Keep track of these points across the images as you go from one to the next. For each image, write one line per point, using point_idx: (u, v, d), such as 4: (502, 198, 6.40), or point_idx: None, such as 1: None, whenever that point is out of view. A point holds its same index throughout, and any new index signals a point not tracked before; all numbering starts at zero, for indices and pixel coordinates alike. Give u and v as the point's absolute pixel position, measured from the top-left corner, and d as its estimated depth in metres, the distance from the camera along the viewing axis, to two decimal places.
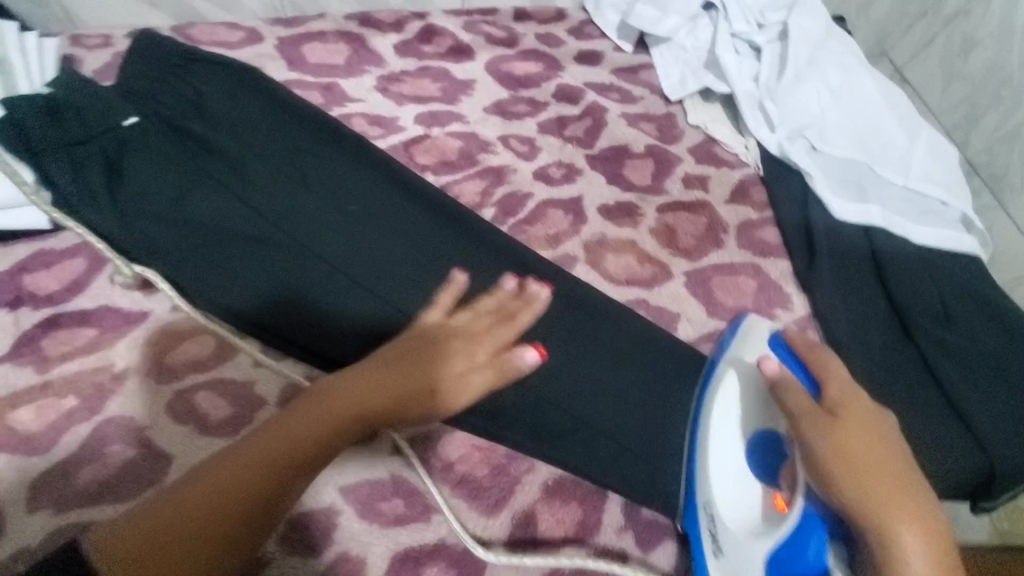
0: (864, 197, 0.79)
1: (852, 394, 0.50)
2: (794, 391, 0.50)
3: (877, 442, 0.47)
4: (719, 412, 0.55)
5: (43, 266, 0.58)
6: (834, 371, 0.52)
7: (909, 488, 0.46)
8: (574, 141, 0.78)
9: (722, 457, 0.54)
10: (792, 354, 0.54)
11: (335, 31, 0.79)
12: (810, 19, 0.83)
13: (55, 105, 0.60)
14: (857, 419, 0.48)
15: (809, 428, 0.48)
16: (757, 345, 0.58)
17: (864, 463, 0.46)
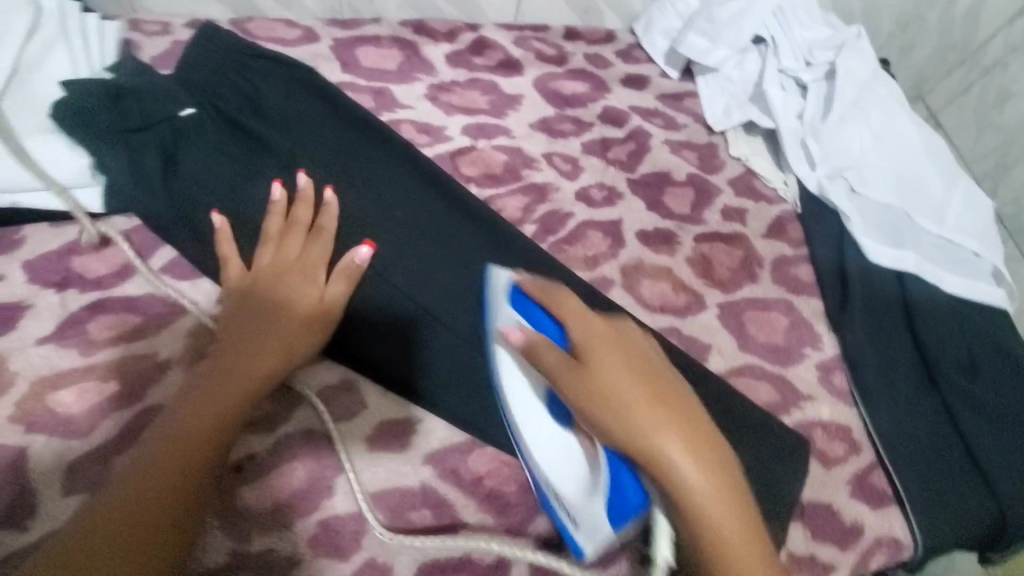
0: (898, 242, 0.78)
1: (580, 334, 0.43)
2: (547, 351, 0.43)
3: (625, 367, 0.41)
4: (506, 380, 0.51)
5: (92, 249, 0.58)
6: (571, 307, 0.45)
7: (669, 417, 0.39)
8: (616, 164, 0.79)
9: (525, 418, 0.51)
10: (538, 306, 0.47)
11: (390, 36, 0.80)
12: (859, 62, 0.83)
13: (117, 92, 0.60)
14: (609, 363, 0.41)
15: (566, 386, 0.42)
16: (495, 298, 0.52)
17: (625, 413, 0.39)
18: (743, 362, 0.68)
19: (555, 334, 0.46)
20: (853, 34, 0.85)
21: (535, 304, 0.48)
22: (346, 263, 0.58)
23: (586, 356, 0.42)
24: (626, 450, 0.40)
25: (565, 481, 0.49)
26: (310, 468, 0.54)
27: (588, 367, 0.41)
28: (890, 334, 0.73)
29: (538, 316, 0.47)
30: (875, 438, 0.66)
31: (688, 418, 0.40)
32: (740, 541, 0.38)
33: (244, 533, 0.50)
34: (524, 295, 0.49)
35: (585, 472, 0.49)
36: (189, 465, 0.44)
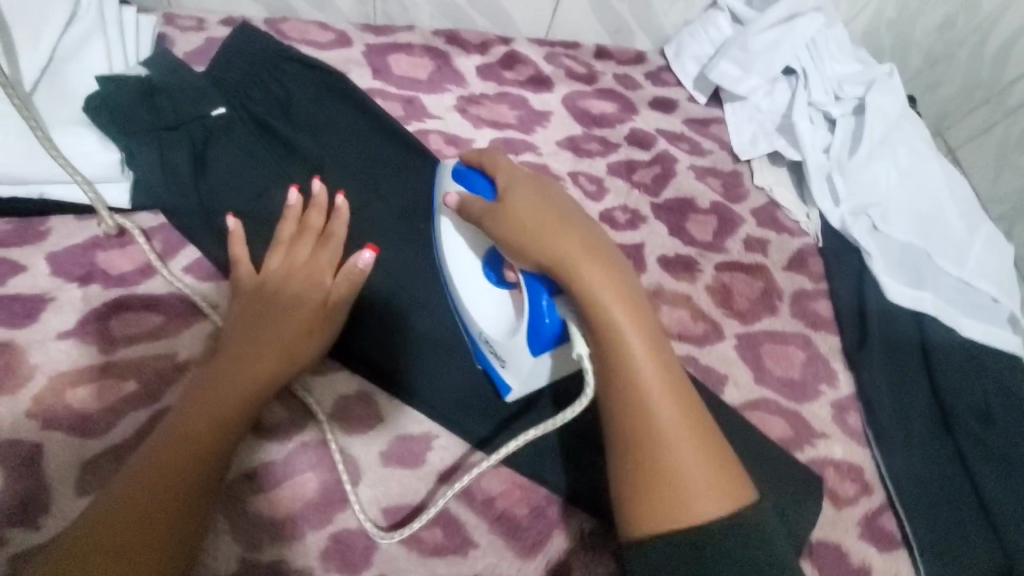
0: (920, 282, 0.78)
1: (508, 183, 0.49)
2: (475, 204, 0.50)
3: (544, 204, 0.47)
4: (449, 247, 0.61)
5: (117, 245, 0.58)
6: (502, 168, 0.52)
7: (578, 239, 0.44)
8: (641, 187, 0.78)
9: (460, 270, 0.60)
10: (479, 172, 0.54)
11: (422, 45, 0.80)
12: (889, 99, 0.83)
13: (151, 87, 0.59)
14: (522, 199, 0.47)
15: (490, 220, 0.48)
16: (444, 178, 0.60)
17: (534, 232, 0.45)
18: (759, 395, 0.68)
19: (488, 189, 0.52)
20: (884, 72, 0.85)
21: (477, 172, 0.54)
22: (348, 265, 0.56)
23: (506, 198, 0.48)
24: (535, 263, 0.45)
25: (492, 324, 0.56)
26: (322, 480, 0.53)
27: (505, 205, 0.47)
28: (905, 376, 0.73)
29: (475, 180, 0.53)
30: (886, 479, 0.66)
31: (596, 242, 0.44)
32: (642, 349, 0.41)
33: (253, 543, 0.49)
34: (467, 168, 0.55)
35: (509, 313, 0.56)
36: (183, 462, 0.45)
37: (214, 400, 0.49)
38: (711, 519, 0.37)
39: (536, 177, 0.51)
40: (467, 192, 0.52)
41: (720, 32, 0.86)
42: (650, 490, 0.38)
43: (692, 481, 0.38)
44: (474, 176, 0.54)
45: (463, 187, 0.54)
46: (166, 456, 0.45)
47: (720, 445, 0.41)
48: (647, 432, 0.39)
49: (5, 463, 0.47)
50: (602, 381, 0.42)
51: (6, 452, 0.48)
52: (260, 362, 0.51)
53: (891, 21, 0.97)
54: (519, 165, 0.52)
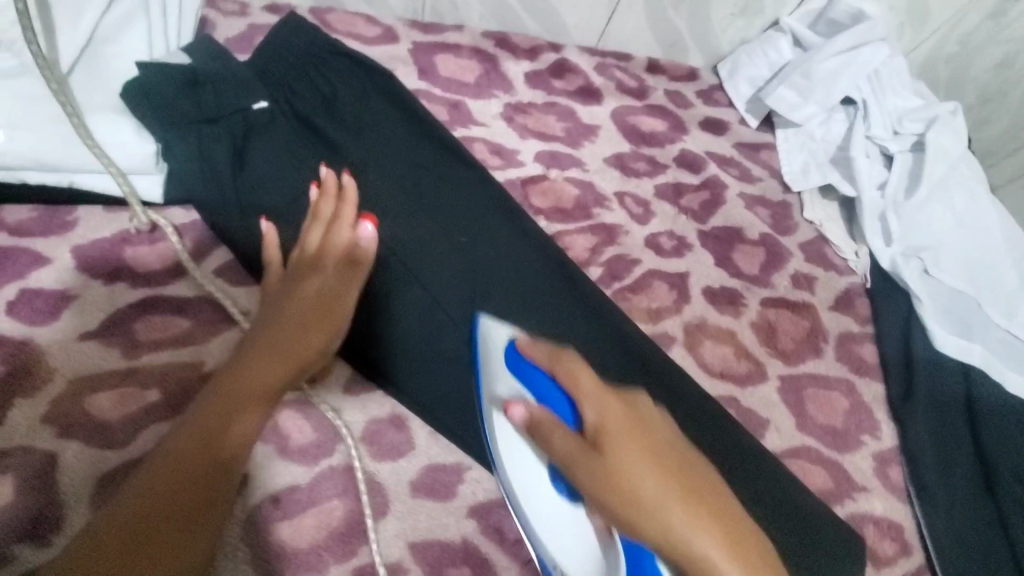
0: (968, 334, 0.75)
1: (592, 406, 0.40)
2: (556, 435, 0.40)
3: (641, 445, 0.38)
4: (506, 449, 0.46)
5: (147, 242, 0.55)
6: (582, 380, 0.41)
7: (693, 500, 0.36)
8: (688, 213, 0.75)
9: (523, 481, 0.46)
10: (542, 372, 0.43)
11: (471, 47, 0.76)
12: (950, 139, 0.80)
13: (194, 77, 0.56)
14: (622, 447, 0.38)
15: (579, 470, 0.38)
16: (489, 367, 0.48)
17: (643, 499, 0.36)
18: (800, 442, 0.65)
19: (566, 411, 0.41)
20: (947, 110, 0.82)
21: (537, 367, 0.44)
22: (354, 244, 0.54)
23: (596, 428, 0.39)
24: (648, 540, 0.36)
25: (575, 565, 0.44)
26: (348, 509, 0.50)
27: (603, 453, 0.38)
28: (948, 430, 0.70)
29: (543, 389, 0.43)
30: (927, 540, 0.63)
31: (711, 492, 0.37)
32: None
33: (274, 572, 0.46)
34: (525, 359, 0.45)
35: (597, 551, 0.43)
36: (196, 471, 0.41)
37: (228, 395, 0.45)
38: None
39: (618, 390, 0.41)
40: (542, 410, 0.41)
41: (779, 56, 0.83)
42: None
43: None
44: (535, 377, 0.44)
45: (535, 399, 0.42)
46: (173, 472, 0.41)
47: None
48: None
49: (17, 474, 0.44)
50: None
51: (20, 461, 0.45)
52: (280, 351, 0.49)
53: (950, 55, 0.92)
54: (597, 370, 0.42)
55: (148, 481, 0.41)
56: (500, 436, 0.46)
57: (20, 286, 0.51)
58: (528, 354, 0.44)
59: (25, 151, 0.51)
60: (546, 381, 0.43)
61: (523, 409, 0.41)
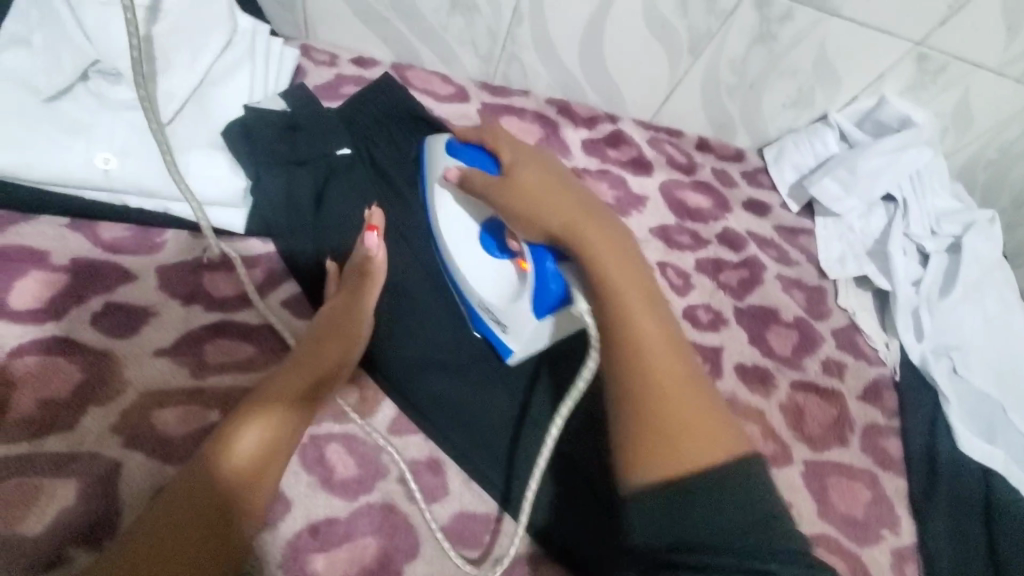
0: (991, 436, 0.76)
1: (507, 151, 0.55)
2: (476, 176, 0.55)
3: (545, 176, 0.51)
4: (446, 219, 0.63)
5: (224, 268, 0.59)
6: (508, 145, 0.56)
7: (570, 199, 0.49)
8: (726, 288, 0.78)
9: (460, 250, 0.62)
10: (476, 147, 0.59)
11: (534, 111, 0.81)
12: (985, 244, 0.83)
13: (291, 124, 0.62)
14: (525, 170, 0.52)
15: (495, 192, 0.52)
16: (432, 158, 0.63)
17: (533, 196, 0.49)
18: (820, 529, 0.66)
19: (490, 165, 0.57)
20: (985, 217, 0.84)
21: (472, 146, 0.59)
22: (366, 264, 0.59)
23: (509, 165, 0.53)
24: (539, 227, 0.49)
25: (495, 293, 0.60)
26: (380, 547, 0.52)
27: (514, 177, 0.52)
28: (969, 532, 0.70)
29: (474, 156, 0.58)
30: None
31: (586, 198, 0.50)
32: (650, 322, 0.43)
33: None
34: (463, 145, 0.60)
35: (511, 280, 0.60)
36: (230, 478, 0.47)
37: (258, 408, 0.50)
38: (702, 461, 0.38)
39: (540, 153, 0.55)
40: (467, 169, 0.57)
41: (826, 148, 0.85)
42: (647, 437, 0.39)
43: (692, 421, 0.39)
44: (467, 154, 0.59)
45: (461, 163, 0.58)
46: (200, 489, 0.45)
47: (708, 396, 0.42)
48: (647, 381, 0.40)
49: (81, 479, 0.47)
50: (608, 361, 0.43)
51: (86, 466, 0.47)
52: (305, 372, 0.53)
53: (989, 162, 0.94)
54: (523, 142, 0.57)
55: (174, 496, 0.45)
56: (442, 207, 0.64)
57: (108, 298, 0.54)
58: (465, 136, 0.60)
59: (131, 179, 0.55)
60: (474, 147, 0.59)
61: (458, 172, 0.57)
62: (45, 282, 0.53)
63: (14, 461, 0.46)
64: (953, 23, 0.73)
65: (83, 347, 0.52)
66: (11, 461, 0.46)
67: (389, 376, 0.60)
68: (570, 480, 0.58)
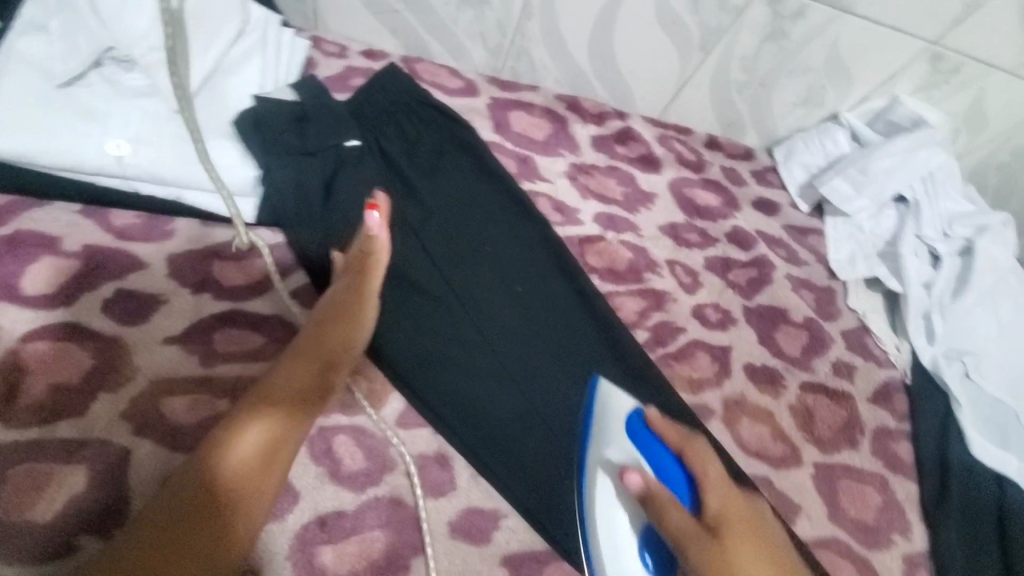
0: (1004, 443, 0.75)
1: (706, 481, 0.45)
2: (676, 511, 0.43)
3: (754, 542, 0.43)
4: (602, 507, 0.47)
5: (232, 257, 0.59)
6: (711, 471, 0.46)
7: (766, 562, 0.43)
8: (735, 288, 0.77)
9: (614, 547, 0.46)
10: (666, 447, 0.47)
11: (543, 106, 0.81)
12: (1000, 249, 0.81)
13: (301, 114, 0.61)
14: (733, 530, 0.43)
15: (693, 554, 0.42)
16: (600, 426, 0.49)
17: (742, 571, 0.41)
18: (830, 533, 0.65)
19: (683, 488, 0.45)
20: (999, 220, 0.83)
21: (665, 445, 0.47)
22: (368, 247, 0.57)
23: (710, 511, 0.44)
24: None
25: None
26: (388, 541, 0.51)
27: (721, 541, 0.42)
28: (983, 540, 0.69)
29: (666, 466, 0.46)
30: None
31: (768, 549, 0.44)
32: None
33: None
34: (649, 429, 0.48)
35: None
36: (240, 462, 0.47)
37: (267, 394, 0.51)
38: None
39: (736, 488, 0.47)
40: (660, 485, 0.44)
41: (837, 149, 0.85)
42: None
43: None
44: (653, 448, 0.47)
45: (651, 471, 0.45)
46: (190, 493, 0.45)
47: None
48: None
49: (91, 465, 0.46)
50: None
51: (97, 453, 0.47)
52: (312, 358, 0.53)
53: (1001, 164, 0.93)
54: (724, 467, 0.47)
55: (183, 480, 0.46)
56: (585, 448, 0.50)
57: (117, 285, 0.54)
58: (655, 426, 0.48)
59: (145, 165, 0.55)
60: (657, 445, 0.47)
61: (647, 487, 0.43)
62: (56, 268, 0.53)
63: (25, 447, 0.46)
64: (972, 21, 0.73)
65: (94, 334, 0.51)
66: (20, 447, 0.46)
67: (396, 368, 0.60)
68: None
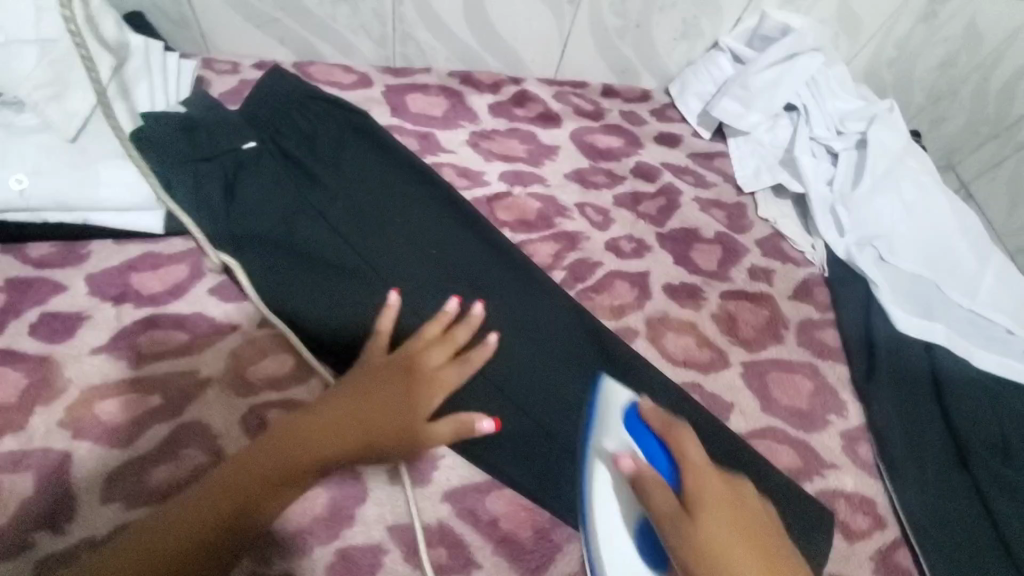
0: (928, 315, 0.77)
1: (690, 462, 0.49)
2: (658, 491, 0.47)
3: (734, 523, 0.46)
4: (600, 497, 0.53)
5: (152, 268, 0.63)
6: (690, 453, 0.49)
7: (741, 533, 0.45)
8: (646, 218, 0.81)
9: (612, 538, 0.52)
10: (654, 438, 0.52)
11: (438, 85, 0.85)
12: (891, 135, 0.85)
13: (191, 123, 0.65)
14: (709, 504, 0.46)
15: (672, 532, 0.46)
16: (599, 420, 0.55)
17: (711, 539, 0.44)
18: (765, 423, 0.68)
19: (668, 470, 0.50)
20: (885, 107, 0.87)
21: (653, 433, 0.52)
22: (465, 421, 0.56)
23: (688, 488, 0.47)
24: None
25: None
26: (331, 497, 0.55)
27: (697, 517, 0.46)
28: (924, 409, 0.71)
29: (653, 453, 0.51)
30: (898, 512, 0.65)
31: (743, 522, 0.46)
32: None
33: (265, 555, 0.51)
34: (641, 421, 0.53)
35: None
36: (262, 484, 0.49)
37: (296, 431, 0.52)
38: None
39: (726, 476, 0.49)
40: (649, 468, 0.49)
41: (722, 73, 0.90)
42: None
43: None
44: (643, 443, 0.51)
45: (640, 455, 0.51)
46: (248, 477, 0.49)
47: None
48: None
49: (37, 471, 0.50)
50: None
51: (41, 459, 0.51)
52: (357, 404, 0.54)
53: (891, 61, 0.99)
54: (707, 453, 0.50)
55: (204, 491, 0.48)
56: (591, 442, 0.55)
57: (43, 309, 0.58)
58: (647, 419, 0.53)
59: (48, 194, 0.59)
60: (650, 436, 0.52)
61: (634, 466, 0.49)
62: None
63: None
64: None
65: (26, 356, 0.55)
66: None
67: (321, 342, 0.61)
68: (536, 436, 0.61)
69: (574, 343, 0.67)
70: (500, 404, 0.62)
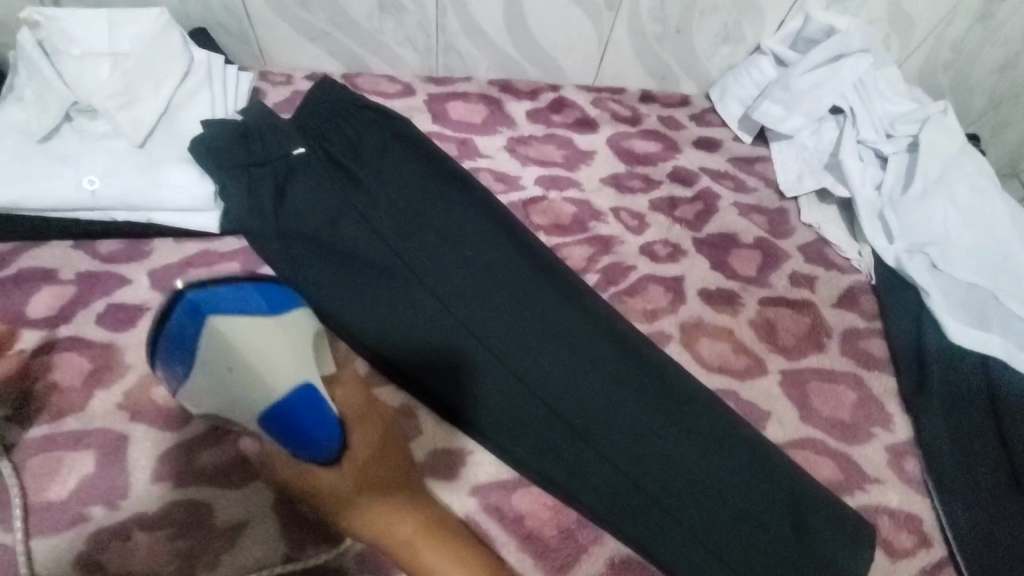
0: (985, 324, 0.73)
1: (351, 414, 0.60)
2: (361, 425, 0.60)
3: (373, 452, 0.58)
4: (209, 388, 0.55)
5: (205, 265, 0.68)
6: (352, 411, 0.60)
7: (421, 521, 0.54)
8: (683, 223, 0.80)
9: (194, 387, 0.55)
10: (321, 406, 0.57)
11: (477, 94, 0.87)
12: (942, 137, 0.82)
13: (245, 131, 0.69)
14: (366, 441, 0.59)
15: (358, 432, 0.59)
16: (310, 366, 0.60)
17: (406, 535, 0.53)
18: (804, 434, 0.66)
19: (331, 444, 0.56)
20: (938, 109, 0.84)
21: (322, 410, 0.57)
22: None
23: (350, 452, 0.57)
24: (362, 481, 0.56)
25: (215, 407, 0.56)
26: None
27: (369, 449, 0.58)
28: (970, 422, 0.67)
29: (311, 417, 0.56)
30: (947, 531, 0.61)
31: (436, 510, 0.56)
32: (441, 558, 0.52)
33: (299, 543, 0.54)
34: (315, 398, 0.57)
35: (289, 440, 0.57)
36: None
37: None
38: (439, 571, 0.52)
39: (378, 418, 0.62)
40: (315, 437, 0.56)
41: (764, 76, 0.88)
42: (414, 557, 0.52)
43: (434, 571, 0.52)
44: (309, 412, 0.56)
45: (307, 421, 0.56)
46: None
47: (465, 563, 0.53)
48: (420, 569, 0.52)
49: (99, 450, 0.56)
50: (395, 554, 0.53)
51: (101, 439, 0.57)
52: None
53: (946, 61, 0.93)
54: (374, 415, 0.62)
55: None
56: (235, 392, 0.55)
57: (108, 301, 0.65)
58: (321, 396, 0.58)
59: (115, 194, 0.65)
60: (329, 427, 0.57)
61: (283, 430, 0.55)
62: (54, 292, 0.64)
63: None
64: None
65: (89, 342, 0.62)
66: None
67: (360, 335, 0.65)
68: (558, 431, 0.61)
69: (608, 344, 0.66)
70: (563, 431, 0.61)
